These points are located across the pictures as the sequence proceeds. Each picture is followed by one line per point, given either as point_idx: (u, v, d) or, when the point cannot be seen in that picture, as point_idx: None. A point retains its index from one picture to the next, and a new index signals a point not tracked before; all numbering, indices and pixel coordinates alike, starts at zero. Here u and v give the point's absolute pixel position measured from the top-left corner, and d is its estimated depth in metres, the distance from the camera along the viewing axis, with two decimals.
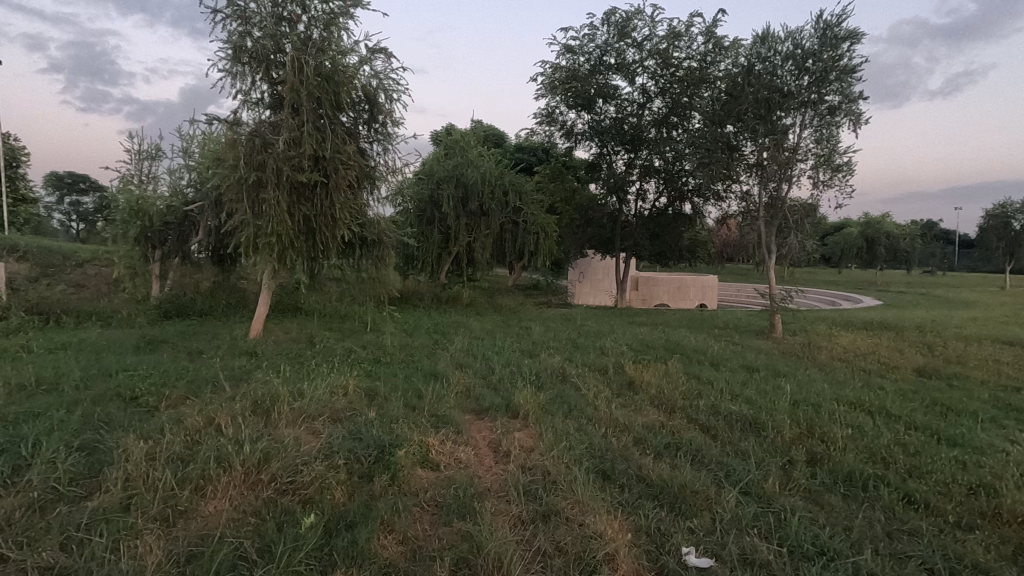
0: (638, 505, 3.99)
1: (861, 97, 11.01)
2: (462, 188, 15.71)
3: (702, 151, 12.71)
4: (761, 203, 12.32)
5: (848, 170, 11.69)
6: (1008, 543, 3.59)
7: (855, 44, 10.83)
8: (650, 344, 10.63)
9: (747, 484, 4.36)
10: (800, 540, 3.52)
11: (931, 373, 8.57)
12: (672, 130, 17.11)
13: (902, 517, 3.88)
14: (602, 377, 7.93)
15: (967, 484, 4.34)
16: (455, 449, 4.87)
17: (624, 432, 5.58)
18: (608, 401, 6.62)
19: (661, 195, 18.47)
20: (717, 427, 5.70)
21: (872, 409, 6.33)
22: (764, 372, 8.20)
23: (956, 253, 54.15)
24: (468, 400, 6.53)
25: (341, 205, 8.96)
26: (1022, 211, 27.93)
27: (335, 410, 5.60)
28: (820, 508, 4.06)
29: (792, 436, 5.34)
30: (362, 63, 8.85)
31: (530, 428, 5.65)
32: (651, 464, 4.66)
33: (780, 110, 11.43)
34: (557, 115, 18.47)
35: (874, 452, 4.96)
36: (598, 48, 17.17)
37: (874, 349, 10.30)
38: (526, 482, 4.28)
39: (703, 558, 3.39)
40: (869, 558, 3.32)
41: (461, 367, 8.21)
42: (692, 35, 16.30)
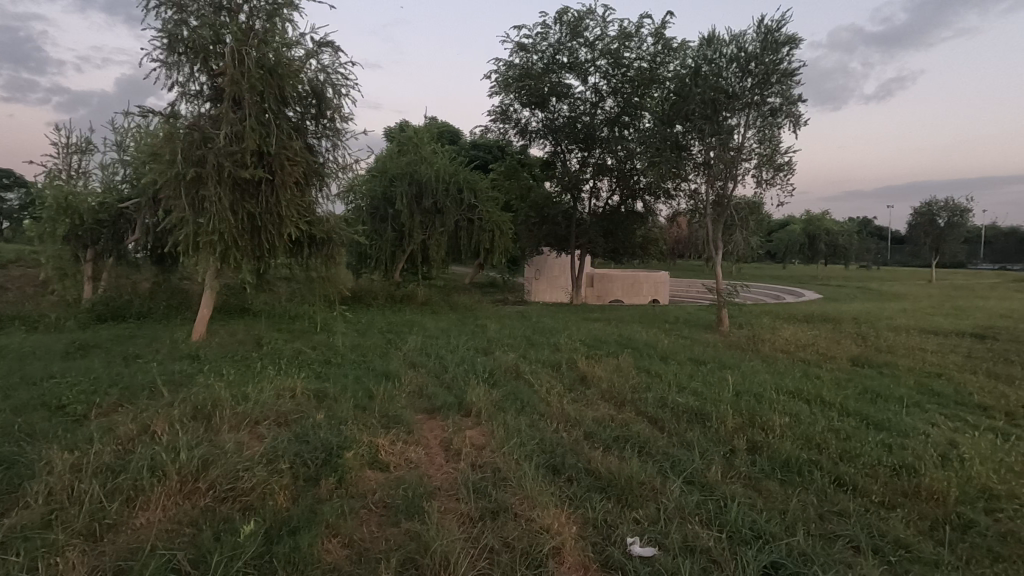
0: (586, 498, 4.05)
1: (800, 99, 11.50)
2: (416, 185, 15.51)
3: (652, 150, 13.02)
4: (708, 201, 12.70)
5: (788, 169, 12.19)
6: (926, 518, 3.83)
7: (794, 49, 11.34)
8: (603, 339, 10.83)
9: (691, 473, 4.50)
10: (738, 526, 3.66)
11: (864, 361, 9.09)
12: (624, 129, 17.42)
13: (833, 500, 4.09)
14: (555, 373, 8.03)
15: (891, 465, 4.61)
16: (405, 449, 4.82)
17: (575, 426, 5.66)
18: (560, 397, 6.71)
19: (614, 193, 18.77)
20: (665, 419, 5.87)
21: (809, 398, 6.66)
22: (710, 365, 8.50)
23: (888, 250, 57.54)
24: (420, 399, 6.49)
25: (287, 202, 8.66)
26: (946, 208, 29.91)
27: (281, 413, 5.45)
28: (758, 494, 4.22)
29: (734, 425, 5.55)
30: (308, 56, 8.61)
31: (482, 426, 5.65)
32: (599, 456, 4.74)
33: (725, 110, 11.83)
34: (512, 113, 18.55)
35: (810, 439, 5.20)
36: (551, 47, 17.31)
37: (814, 340, 10.80)
38: (476, 479, 4.27)
39: (647, 547, 3.48)
40: (800, 539, 3.48)
41: (415, 367, 8.13)
42: (642, 36, 16.62)
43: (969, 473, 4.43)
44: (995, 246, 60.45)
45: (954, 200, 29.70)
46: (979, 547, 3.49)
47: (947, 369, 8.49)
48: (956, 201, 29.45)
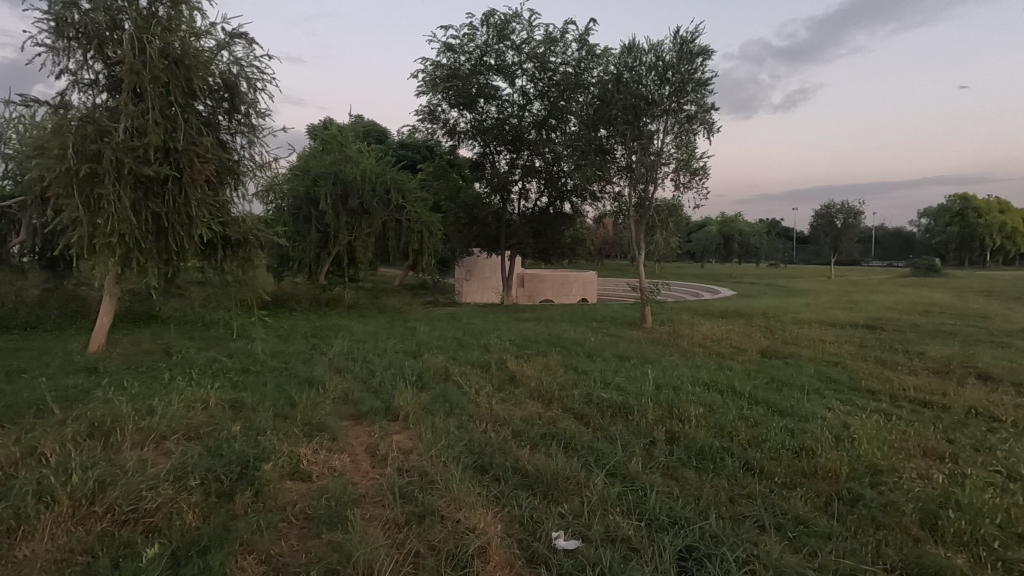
0: (513, 496, 4.10)
1: (713, 108, 12.21)
2: (342, 185, 15.00)
3: (577, 153, 13.39)
4: (631, 203, 13.19)
5: (704, 173, 12.88)
6: (822, 495, 4.19)
7: (707, 60, 12.02)
8: (532, 339, 11.00)
9: (613, 466, 4.66)
10: (656, 513, 3.83)
11: (771, 353, 9.79)
12: (551, 132, 17.77)
13: (743, 483, 4.37)
14: (485, 373, 8.06)
15: (793, 448, 4.99)
16: (329, 458, 4.67)
17: (503, 426, 5.72)
18: (489, 397, 6.76)
19: (543, 194, 19.08)
20: (590, 414, 6.05)
21: (722, 388, 7.09)
22: (634, 360, 8.85)
23: (793, 250, 62.30)
24: (346, 405, 6.31)
25: (198, 201, 8.10)
26: (842, 211, 32.71)
27: (192, 427, 5.11)
28: (677, 482, 4.43)
29: (654, 418, 5.81)
30: (219, 48, 8.13)
31: (411, 429, 5.58)
32: (526, 454, 4.81)
33: (646, 116, 12.35)
34: (439, 113, 18.44)
35: (723, 427, 5.53)
36: (478, 49, 17.35)
37: (727, 335, 11.49)
38: (403, 484, 4.21)
39: (571, 540, 3.57)
40: (712, 523, 3.69)
41: (341, 372, 7.88)
42: (567, 41, 17.01)
43: (858, 451, 4.88)
44: (884, 245, 66.89)
45: (849, 203, 32.55)
46: (865, 518, 3.85)
47: (842, 358, 9.32)
48: (851, 204, 32.32)
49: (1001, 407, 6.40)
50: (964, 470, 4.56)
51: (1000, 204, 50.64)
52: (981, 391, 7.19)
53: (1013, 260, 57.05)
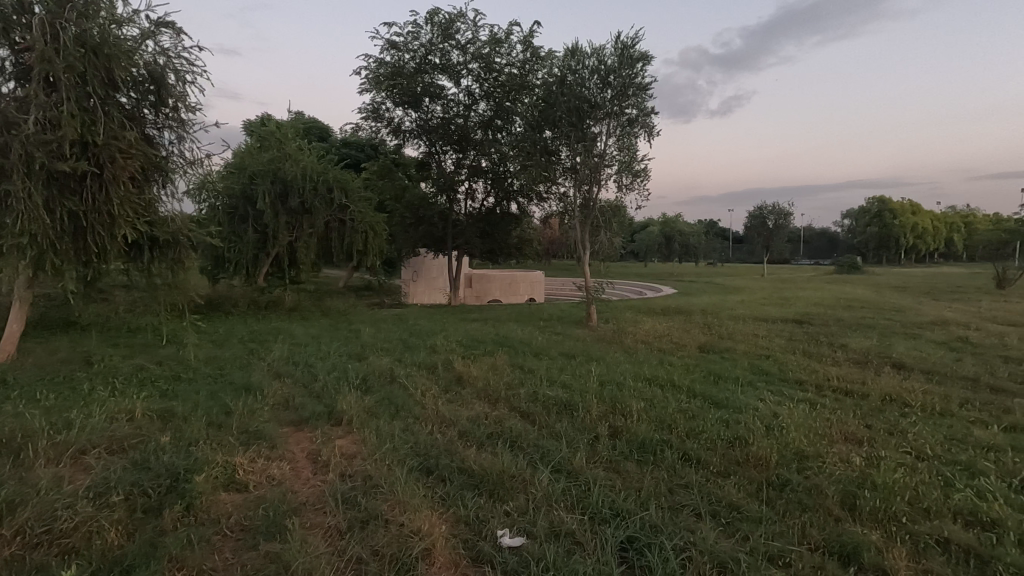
0: (459, 497, 4.09)
1: (653, 112, 12.57)
2: (281, 184, 14.47)
3: (523, 154, 13.50)
4: (576, 203, 13.39)
5: (645, 175, 13.25)
6: (754, 482, 4.41)
7: (646, 65, 12.38)
8: (480, 339, 11.01)
9: (558, 462, 4.73)
10: (598, 506, 3.93)
11: (709, 347, 10.22)
12: (497, 133, 17.78)
13: (681, 474, 4.53)
14: (432, 375, 7.98)
15: (728, 438, 5.23)
16: (267, 467, 4.51)
17: (450, 426, 5.69)
18: (436, 398, 6.71)
19: (489, 195, 19.09)
20: (536, 412, 6.12)
21: (662, 382, 7.35)
22: (579, 358, 9.01)
23: (729, 249, 65.23)
24: (286, 411, 6.10)
25: (121, 199, 7.60)
26: (773, 212, 34.48)
27: (117, 440, 4.80)
28: (619, 475, 4.55)
29: (598, 413, 5.94)
30: (143, 37, 7.66)
31: (354, 434, 5.46)
32: (473, 454, 4.81)
33: (589, 119, 12.59)
34: (384, 112, 18.15)
35: (663, 420, 5.72)
36: (422, 47, 17.16)
37: (668, 331, 11.90)
38: (345, 490, 4.11)
39: (516, 537, 3.59)
40: (652, 513, 3.81)
41: (281, 378, 7.60)
42: (511, 43, 17.07)
43: (787, 439, 5.16)
44: (811, 245, 71.04)
45: (780, 205, 34.35)
46: (792, 501, 4.09)
47: (773, 351, 9.84)
48: (781, 206, 34.15)
49: (913, 394, 6.95)
50: (879, 453, 4.91)
51: (911, 206, 54.85)
52: (895, 379, 7.77)
53: (924, 257, 61.94)
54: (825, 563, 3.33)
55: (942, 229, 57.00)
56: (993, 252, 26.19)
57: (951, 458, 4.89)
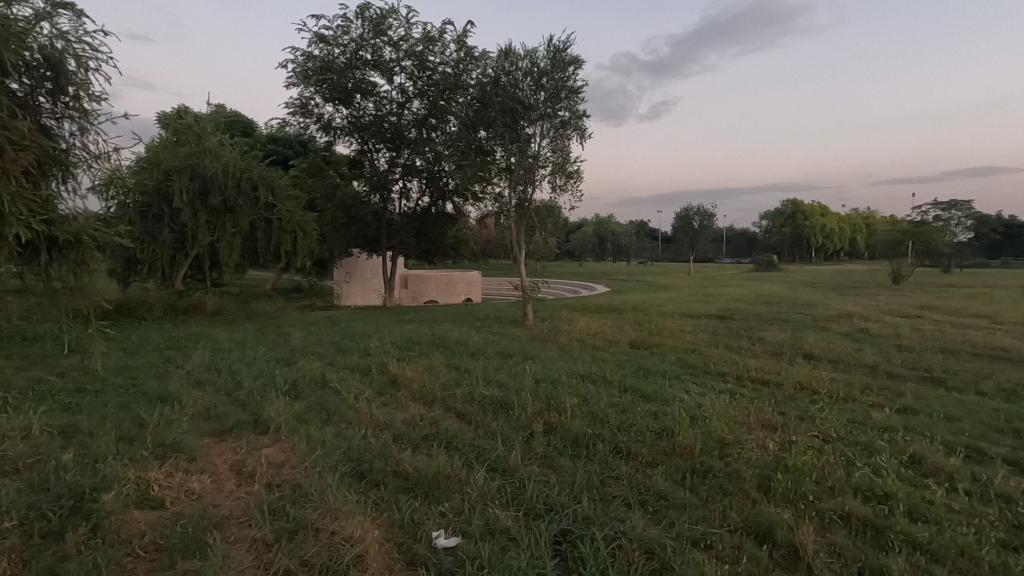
0: (393, 501, 4.03)
1: (585, 115, 12.87)
2: (200, 180, 13.63)
3: (457, 154, 13.47)
4: (511, 203, 13.49)
5: (578, 177, 13.54)
6: (679, 470, 4.62)
7: (578, 69, 12.66)
8: (415, 340, 10.87)
9: (494, 461, 4.76)
10: (533, 502, 4.00)
11: (640, 343, 10.60)
12: (431, 132, 17.60)
13: (612, 466, 4.68)
14: (365, 378, 7.79)
15: (656, 430, 5.45)
16: (185, 481, 4.26)
17: (384, 430, 5.59)
18: (370, 401, 6.56)
19: (424, 194, 18.86)
20: (471, 412, 6.12)
21: (595, 378, 7.56)
22: (515, 357, 9.10)
23: (659, 250, 68.01)
24: (207, 421, 5.77)
25: (13, 195, 6.81)
26: (698, 212, 36.32)
27: (9, 460, 4.36)
28: (553, 471, 4.64)
29: (533, 411, 6.02)
30: (38, 18, 6.98)
31: (282, 441, 5.24)
32: (407, 456, 4.75)
33: (523, 120, 12.72)
34: (313, 107, 17.55)
35: (595, 415, 5.90)
36: (353, 42, 16.71)
37: (602, 329, 12.24)
38: (272, 500, 3.95)
39: (451, 538, 3.58)
40: (584, 506, 3.91)
41: (201, 386, 7.16)
42: (445, 41, 16.93)
43: (709, 428, 5.45)
44: (733, 245, 75.29)
45: (704, 207, 36.27)
46: (714, 487, 4.33)
47: (699, 345, 10.35)
48: (706, 207, 36.09)
49: (821, 381, 7.53)
50: (791, 437, 5.28)
51: (820, 208, 59.30)
52: (806, 368, 8.39)
53: (831, 256, 67.21)
54: (742, 543, 3.55)
55: (846, 230, 62.07)
56: (889, 251, 28.84)
57: (853, 439, 5.33)
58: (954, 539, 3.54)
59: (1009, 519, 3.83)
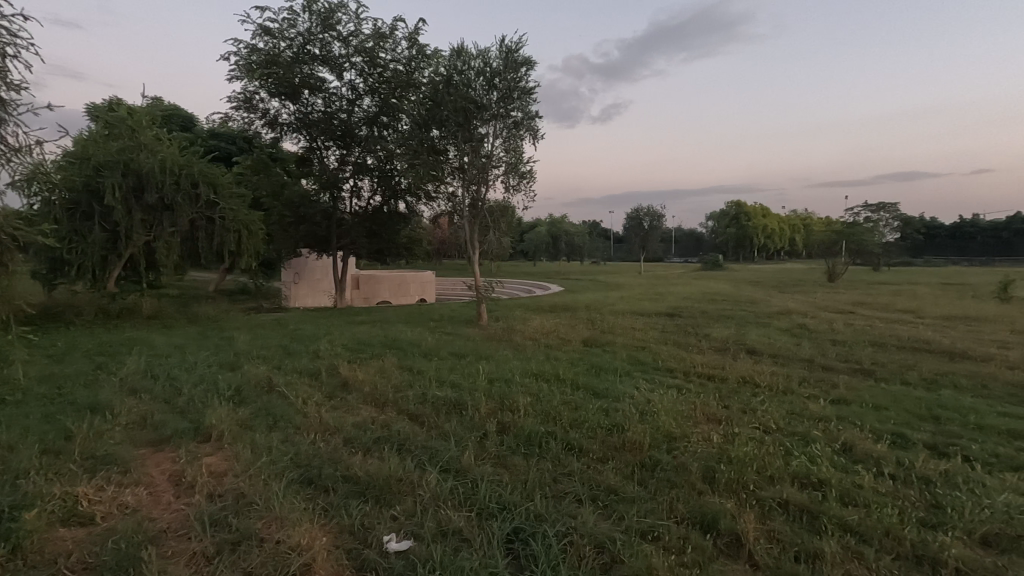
0: (342, 506, 3.94)
1: (537, 116, 12.97)
2: (134, 176, 12.90)
3: (409, 152, 13.31)
4: (464, 203, 13.44)
5: (531, 177, 13.63)
6: (629, 465, 4.73)
7: (530, 70, 12.74)
8: (367, 342, 10.66)
9: (447, 462, 4.73)
10: (485, 501, 4.00)
11: (592, 341, 10.78)
12: (383, 130, 17.30)
13: (564, 463, 4.74)
14: (315, 381, 7.59)
15: (607, 427, 5.55)
16: (118, 494, 4.03)
17: (334, 434, 5.46)
18: (319, 405, 6.39)
19: (375, 193, 18.53)
20: (424, 414, 6.07)
21: (548, 377, 7.63)
22: (469, 357, 9.07)
23: (610, 250, 69.37)
24: (142, 431, 5.47)
25: None
26: (648, 212, 37.26)
27: None
28: (506, 469, 4.66)
29: (486, 411, 6.01)
30: None
31: (226, 449, 5.03)
32: (358, 460, 4.65)
33: (476, 120, 12.69)
34: (258, 102, 16.95)
35: (548, 413, 5.96)
36: (300, 36, 16.22)
37: (555, 328, 12.37)
38: (213, 511, 3.78)
39: (403, 541, 3.54)
40: (537, 504, 3.95)
41: (137, 394, 6.78)
42: (396, 38, 16.67)
43: (658, 423, 5.60)
44: (681, 245, 77.66)
45: (654, 207, 37.25)
46: (662, 480, 4.45)
47: (649, 342, 10.62)
48: (655, 208, 37.08)
49: (762, 375, 7.87)
50: (734, 429, 5.50)
51: (762, 210, 62.00)
52: (748, 363, 8.75)
53: (772, 256, 70.43)
54: (688, 534, 3.67)
55: (785, 231, 65.19)
56: (825, 250, 30.48)
57: (791, 430, 5.61)
58: (880, 521, 3.78)
59: (928, 500, 4.12)
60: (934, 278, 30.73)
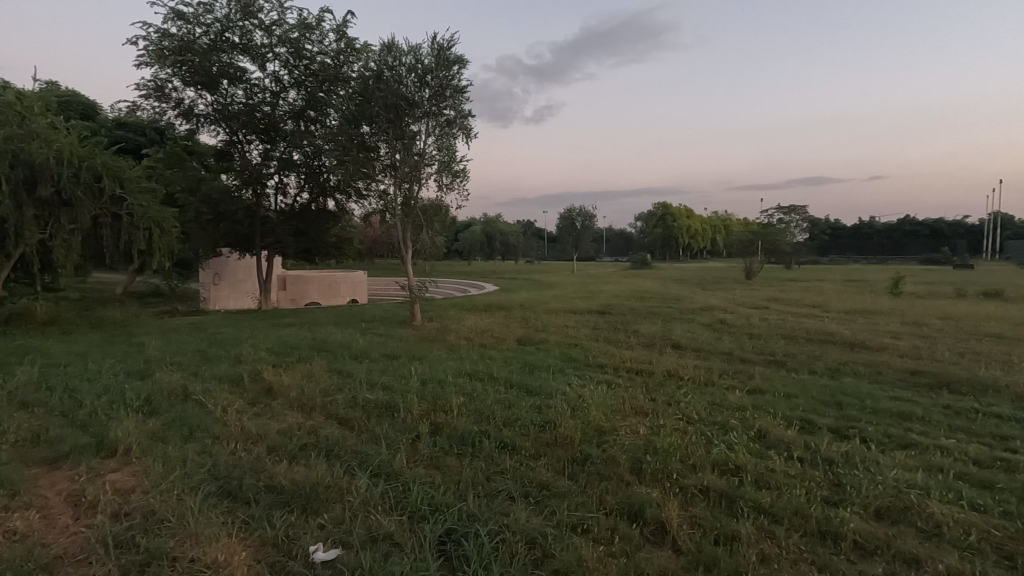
0: (265, 518, 3.75)
1: (470, 115, 12.92)
2: (25, 168, 11.68)
3: (338, 148, 12.88)
4: (397, 202, 13.18)
5: (464, 176, 13.56)
6: (561, 460, 4.82)
7: (462, 68, 12.68)
8: (294, 345, 10.22)
9: (378, 466, 4.62)
10: (417, 504, 3.94)
11: (526, 340, 10.87)
12: (310, 124, 16.64)
13: (498, 461, 4.76)
14: (236, 388, 7.19)
15: (540, 424, 5.62)
16: (5, 520, 3.63)
17: (257, 443, 5.19)
18: (240, 413, 6.05)
19: (303, 190, 17.78)
20: (354, 418, 5.89)
21: (482, 376, 7.63)
22: (402, 358, 8.90)
23: (544, 249, 70.30)
24: (35, 448, 4.97)
25: None
26: (580, 213, 38.05)
27: None
28: (439, 471, 4.61)
29: (419, 412, 5.92)
30: None
31: (134, 464, 4.66)
32: (283, 469, 4.45)
33: (408, 117, 12.48)
34: (171, 91, 15.85)
35: (481, 412, 5.95)
36: (218, 22, 15.28)
37: (490, 327, 12.38)
38: (118, 532, 3.49)
39: (330, 550, 3.41)
40: (469, 504, 3.93)
41: (29, 409, 6.14)
42: (323, 30, 16.06)
43: (589, 418, 5.73)
44: (612, 244, 80.03)
45: (586, 208, 38.09)
46: (593, 473, 4.57)
47: (581, 340, 10.85)
48: (587, 209, 37.93)
49: (686, 369, 8.25)
50: (661, 422, 5.73)
51: (686, 211, 64.99)
52: (674, 357, 9.14)
53: (696, 255, 74.03)
54: (616, 524, 3.78)
55: (707, 231, 68.72)
56: (743, 250, 32.38)
57: (712, 420, 5.91)
58: (790, 501, 4.05)
59: (831, 479, 4.47)
60: (838, 275, 33.40)
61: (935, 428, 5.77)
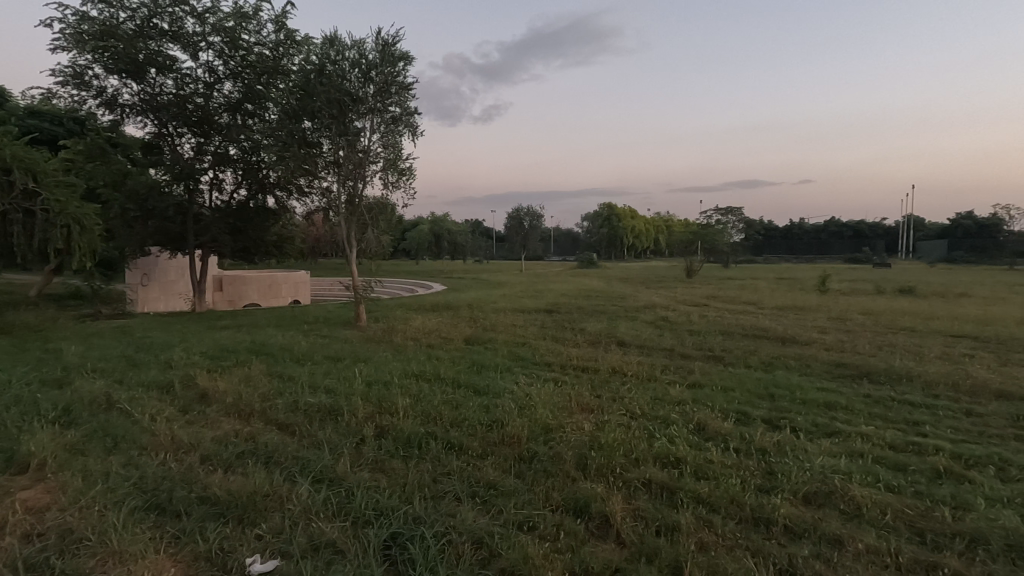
0: (198, 531, 3.56)
1: (416, 112, 12.75)
2: None
3: (277, 144, 12.40)
4: (341, 200, 12.84)
5: (411, 174, 13.38)
6: (508, 459, 4.83)
7: (407, 65, 12.49)
8: (231, 348, 9.77)
9: (320, 472, 4.49)
10: (361, 509, 3.85)
11: (473, 339, 10.83)
12: (248, 118, 15.95)
13: (444, 462, 4.72)
14: (167, 395, 6.79)
15: (487, 423, 5.61)
16: None
17: (189, 452, 4.92)
18: (171, 422, 5.72)
19: (240, 186, 17.01)
20: (295, 423, 5.69)
21: (429, 377, 7.54)
22: (346, 360, 8.67)
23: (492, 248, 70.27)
24: None
25: None
26: (528, 212, 38.27)
27: None
28: (384, 474, 4.53)
29: (364, 415, 5.79)
30: None
31: (49, 480, 4.32)
32: (218, 479, 4.24)
33: (351, 113, 12.18)
34: (91, 79, 14.77)
35: (428, 413, 5.88)
36: (144, 7, 14.37)
37: (437, 327, 12.27)
38: (29, 555, 3.22)
39: (269, 561, 3.27)
40: (415, 506, 3.88)
41: None
42: (261, 20, 15.41)
43: (536, 416, 5.77)
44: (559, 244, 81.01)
45: (533, 208, 38.35)
46: (539, 470, 4.61)
47: (528, 338, 10.91)
48: (534, 208, 38.19)
49: (630, 365, 8.46)
50: (606, 418, 5.85)
51: (630, 212, 66.66)
52: (618, 354, 9.36)
53: (640, 254, 76.09)
54: (562, 520, 3.83)
55: (650, 231, 70.80)
56: (684, 249, 33.53)
57: (654, 414, 6.09)
58: (726, 490, 4.23)
59: (764, 468, 4.69)
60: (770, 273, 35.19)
61: (857, 416, 6.18)
